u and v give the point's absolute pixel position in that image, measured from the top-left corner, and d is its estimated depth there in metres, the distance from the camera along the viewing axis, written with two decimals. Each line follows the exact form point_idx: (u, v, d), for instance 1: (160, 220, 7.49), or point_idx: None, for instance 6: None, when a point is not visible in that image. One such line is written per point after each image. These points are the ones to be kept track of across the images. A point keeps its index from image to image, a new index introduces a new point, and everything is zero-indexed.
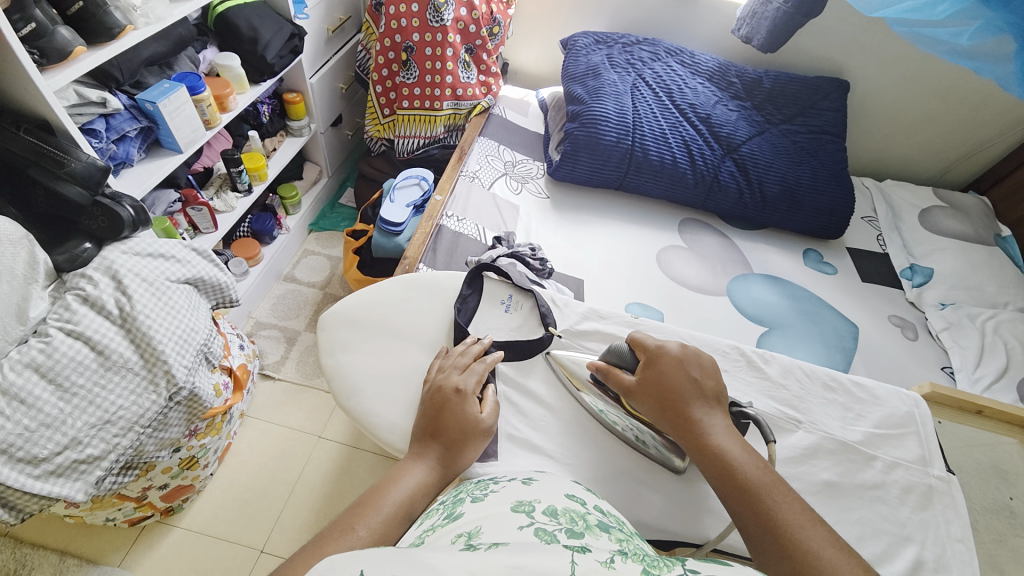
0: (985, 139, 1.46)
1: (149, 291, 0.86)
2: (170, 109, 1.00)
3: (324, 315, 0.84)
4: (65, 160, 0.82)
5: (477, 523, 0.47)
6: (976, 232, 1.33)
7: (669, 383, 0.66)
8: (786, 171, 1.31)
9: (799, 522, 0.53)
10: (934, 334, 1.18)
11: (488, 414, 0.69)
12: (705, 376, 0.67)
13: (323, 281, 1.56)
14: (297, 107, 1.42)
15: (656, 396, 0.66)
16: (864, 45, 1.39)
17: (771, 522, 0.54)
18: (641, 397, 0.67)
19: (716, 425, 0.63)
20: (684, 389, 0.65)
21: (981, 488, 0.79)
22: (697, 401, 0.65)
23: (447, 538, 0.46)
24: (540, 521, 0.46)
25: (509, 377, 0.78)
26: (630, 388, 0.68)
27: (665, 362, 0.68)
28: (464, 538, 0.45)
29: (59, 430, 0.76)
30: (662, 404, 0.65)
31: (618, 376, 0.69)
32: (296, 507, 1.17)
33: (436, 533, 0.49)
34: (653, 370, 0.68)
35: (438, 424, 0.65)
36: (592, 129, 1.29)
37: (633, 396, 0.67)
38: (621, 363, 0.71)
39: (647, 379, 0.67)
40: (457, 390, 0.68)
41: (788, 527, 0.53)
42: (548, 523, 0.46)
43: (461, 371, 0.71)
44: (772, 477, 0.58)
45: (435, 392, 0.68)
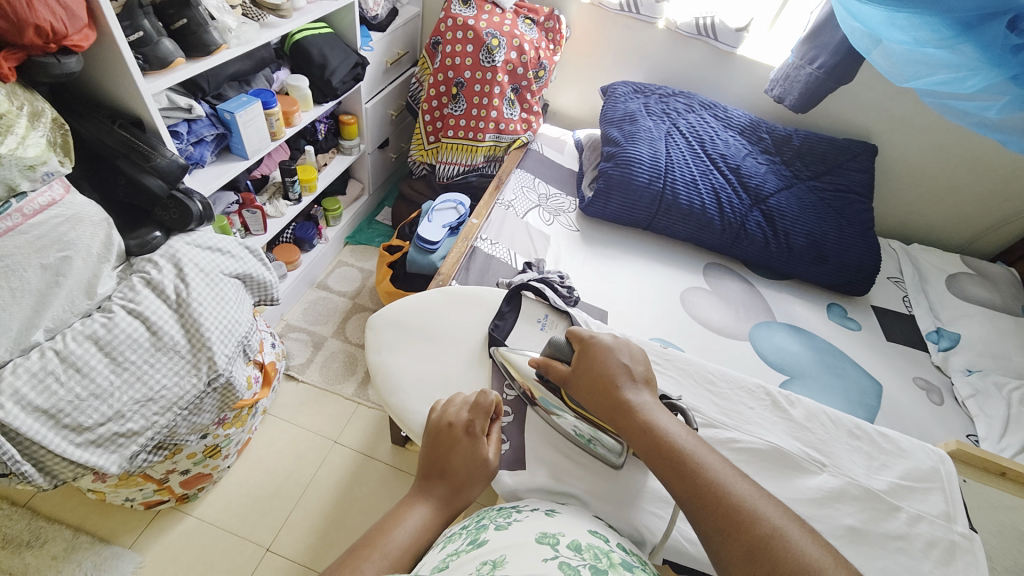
0: (1013, 211, 1.48)
1: (204, 281, 0.93)
2: (245, 120, 1.09)
3: (372, 317, 0.88)
4: (152, 155, 0.90)
5: (501, 552, 0.48)
6: (1003, 302, 1.33)
7: (601, 369, 0.67)
8: (812, 225, 1.35)
9: (731, 478, 0.55)
10: (960, 399, 1.16)
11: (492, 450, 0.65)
12: (637, 362, 0.68)
13: (354, 291, 1.62)
14: (350, 128, 1.53)
15: (587, 382, 0.67)
16: (892, 113, 1.45)
17: (702, 488, 0.55)
18: (576, 383, 0.68)
19: (644, 401, 0.64)
20: (615, 370, 0.66)
21: (1005, 550, 0.74)
22: (628, 382, 0.66)
23: (470, 566, 0.48)
24: (565, 555, 0.48)
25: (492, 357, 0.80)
26: (566, 377, 0.69)
27: (596, 348, 0.69)
28: (489, 567, 0.46)
29: (106, 401, 0.80)
30: (594, 389, 0.66)
31: (556, 368, 0.71)
32: (306, 510, 1.17)
33: (462, 557, 0.50)
34: (583, 355, 0.69)
35: (441, 464, 0.63)
36: (625, 170, 1.36)
37: (568, 384, 0.69)
38: (558, 355, 0.72)
39: (579, 366, 0.69)
40: (467, 430, 0.64)
41: (721, 490, 0.54)
42: (572, 558, 0.48)
43: (467, 407, 0.67)
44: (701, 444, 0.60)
45: (442, 430, 0.64)
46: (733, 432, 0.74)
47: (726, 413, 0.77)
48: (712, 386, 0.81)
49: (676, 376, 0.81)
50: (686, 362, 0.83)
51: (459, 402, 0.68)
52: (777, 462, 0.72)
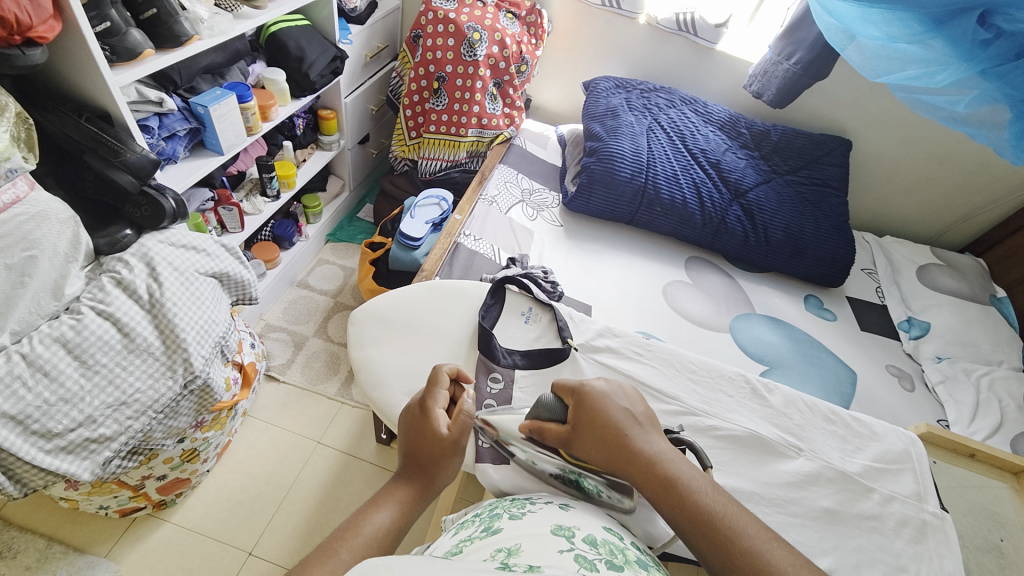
0: (980, 204, 1.53)
1: (178, 280, 0.90)
2: (219, 114, 1.06)
3: (355, 311, 0.87)
4: (121, 150, 0.87)
5: (516, 541, 0.48)
6: (971, 291, 1.38)
7: (608, 424, 0.62)
8: (790, 218, 1.38)
9: (759, 541, 0.55)
10: (930, 386, 1.21)
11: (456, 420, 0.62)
12: (635, 404, 0.65)
13: (336, 290, 1.60)
14: (329, 123, 1.50)
15: (595, 441, 0.61)
16: (866, 108, 1.49)
17: (736, 555, 0.53)
18: (581, 443, 0.62)
19: (663, 449, 0.61)
20: (621, 419, 0.62)
21: (972, 526, 0.78)
22: (638, 435, 0.61)
23: (484, 552, 0.48)
24: (580, 547, 0.48)
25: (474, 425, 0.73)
26: (569, 437, 0.63)
27: (595, 397, 0.64)
28: (503, 555, 0.46)
29: (76, 406, 0.78)
30: (604, 447, 0.61)
31: (554, 429, 0.64)
32: (289, 512, 1.15)
33: (475, 543, 0.51)
34: (582, 409, 0.64)
35: (406, 446, 0.63)
36: (608, 165, 1.36)
37: (574, 445, 0.62)
38: (552, 416, 0.66)
39: (581, 420, 0.63)
40: (423, 406, 0.63)
41: (754, 555, 0.53)
42: (587, 551, 0.48)
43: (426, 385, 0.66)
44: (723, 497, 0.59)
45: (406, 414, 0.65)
46: (713, 420, 0.75)
47: (707, 401, 0.78)
48: (693, 375, 0.81)
49: (658, 367, 0.81)
50: (669, 353, 0.83)
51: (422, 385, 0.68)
52: (755, 448, 0.73)
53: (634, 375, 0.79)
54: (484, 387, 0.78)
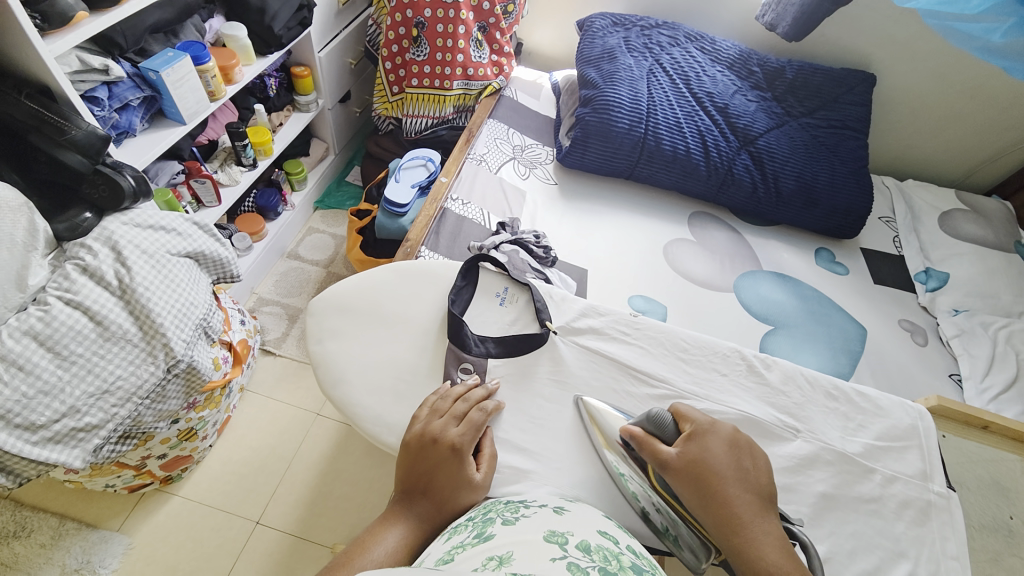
0: (1014, 140, 1.40)
1: (149, 263, 0.86)
2: (173, 79, 0.98)
3: (312, 301, 0.80)
4: (66, 127, 0.80)
5: (509, 547, 0.46)
6: (997, 238, 1.29)
7: (717, 474, 0.56)
8: (803, 166, 1.27)
9: None
10: (945, 340, 1.15)
11: (484, 470, 0.62)
12: (757, 471, 0.58)
13: (327, 260, 1.56)
14: (305, 81, 1.39)
15: (696, 481, 0.56)
16: (894, 36, 1.33)
17: None
18: (680, 477, 0.56)
19: (768, 532, 0.53)
20: (733, 474, 0.57)
21: (981, 505, 0.74)
22: (749, 501, 0.55)
23: (475, 560, 0.45)
24: (573, 554, 0.45)
25: (574, 409, 0.71)
26: (668, 463, 0.57)
27: (715, 442, 0.59)
28: (495, 563, 0.44)
29: (57, 397, 0.76)
30: (702, 494, 0.55)
31: (656, 447, 0.59)
32: (292, 483, 1.18)
33: (467, 551, 0.48)
34: (699, 449, 0.58)
35: (421, 478, 0.59)
36: (604, 115, 1.26)
37: (669, 472, 0.57)
38: (659, 434, 0.61)
39: (689, 454, 0.58)
40: (453, 448, 0.60)
41: None
42: (581, 559, 0.45)
43: (456, 420, 0.63)
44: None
45: (428, 445, 0.60)
46: (705, 402, 0.71)
47: (698, 382, 0.74)
48: (685, 355, 0.76)
49: (646, 347, 0.77)
50: (659, 329, 0.79)
51: (448, 412, 0.64)
52: (749, 431, 0.70)
53: (619, 357, 0.75)
54: (454, 379, 0.72)
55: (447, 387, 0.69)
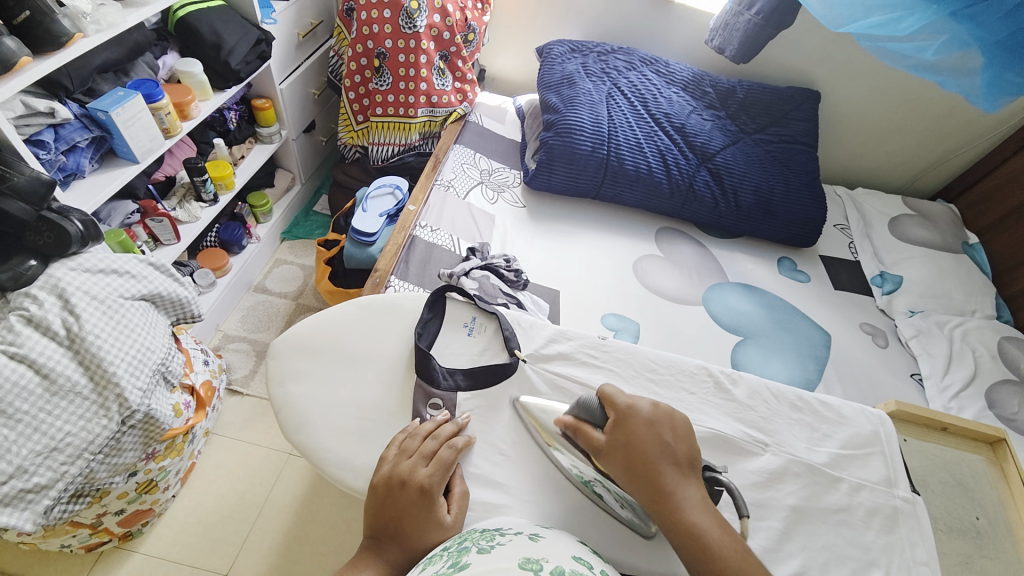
0: (951, 149, 1.49)
1: (100, 310, 0.82)
2: (124, 119, 0.95)
3: (274, 342, 0.78)
4: (8, 174, 0.77)
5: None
6: (944, 241, 1.36)
7: (640, 447, 0.59)
8: (759, 180, 1.33)
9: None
10: (903, 341, 1.20)
11: (455, 511, 0.60)
12: (679, 441, 0.60)
13: (296, 292, 1.52)
14: (266, 113, 1.38)
15: (623, 459, 0.59)
16: (833, 56, 1.41)
17: None
18: (611, 457, 0.60)
19: (688, 497, 0.56)
20: (657, 452, 0.59)
21: (948, 506, 0.76)
22: (671, 467, 0.58)
23: None
24: None
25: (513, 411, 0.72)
26: (600, 448, 0.61)
27: (635, 422, 0.61)
28: None
29: (3, 458, 0.72)
30: (632, 468, 0.58)
31: (588, 433, 0.62)
32: (265, 529, 1.12)
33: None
34: (622, 430, 0.61)
35: (389, 520, 0.58)
36: (567, 139, 1.28)
37: (602, 457, 0.61)
38: (591, 419, 0.64)
39: (616, 438, 0.60)
40: (422, 490, 0.59)
41: None
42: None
43: (424, 460, 0.62)
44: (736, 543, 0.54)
45: (395, 488, 0.59)
46: None
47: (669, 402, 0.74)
48: (653, 375, 0.77)
49: (616, 369, 0.77)
50: (628, 351, 0.79)
51: (416, 451, 0.63)
52: (720, 448, 0.70)
53: (591, 382, 0.75)
54: (424, 416, 0.70)
55: (416, 424, 0.67)
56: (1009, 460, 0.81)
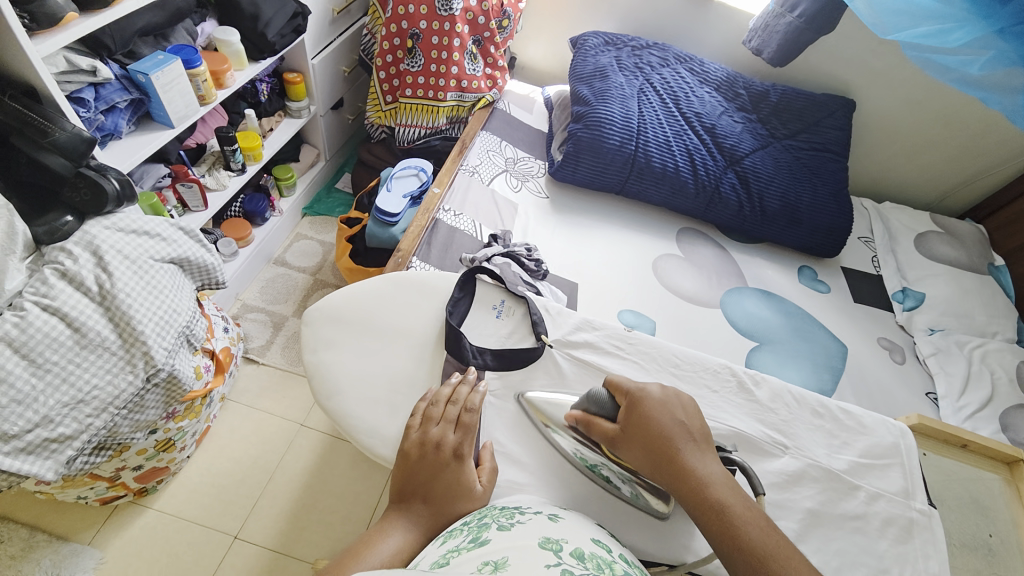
0: (984, 167, 1.45)
1: (131, 269, 0.84)
2: (163, 82, 0.96)
3: (308, 309, 0.79)
4: (49, 129, 0.78)
5: (504, 552, 0.46)
6: (970, 260, 1.33)
7: (655, 431, 0.60)
8: (787, 186, 1.31)
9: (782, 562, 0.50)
10: (921, 358, 1.19)
11: (483, 479, 0.62)
12: (691, 418, 0.62)
13: (314, 267, 1.54)
14: (297, 87, 1.38)
15: (641, 445, 0.60)
16: (872, 65, 1.39)
17: None
18: (627, 446, 0.60)
19: (714, 473, 0.57)
20: (671, 433, 0.59)
21: (962, 523, 0.76)
22: (688, 448, 0.59)
23: (471, 565, 0.45)
24: (567, 562, 0.44)
25: (516, 406, 0.72)
26: (615, 437, 0.61)
27: (648, 405, 0.62)
28: (489, 568, 0.43)
29: (31, 406, 0.74)
30: (650, 453, 0.59)
31: (600, 425, 0.63)
32: (274, 495, 1.15)
33: (462, 556, 0.48)
34: (633, 416, 0.61)
35: (420, 482, 0.60)
36: (596, 132, 1.28)
37: (619, 446, 0.61)
38: (600, 412, 0.64)
39: (630, 425, 0.61)
40: (455, 455, 0.61)
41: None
42: (575, 566, 0.44)
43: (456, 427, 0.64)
44: (766, 525, 0.54)
45: (428, 451, 0.61)
46: None
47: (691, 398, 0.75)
48: (676, 370, 0.77)
49: (640, 362, 0.77)
50: (652, 345, 0.79)
51: (442, 418, 0.64)
52: (739, 447, 0.71)
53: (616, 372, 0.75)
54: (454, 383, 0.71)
55: (436, 391, 0.67)
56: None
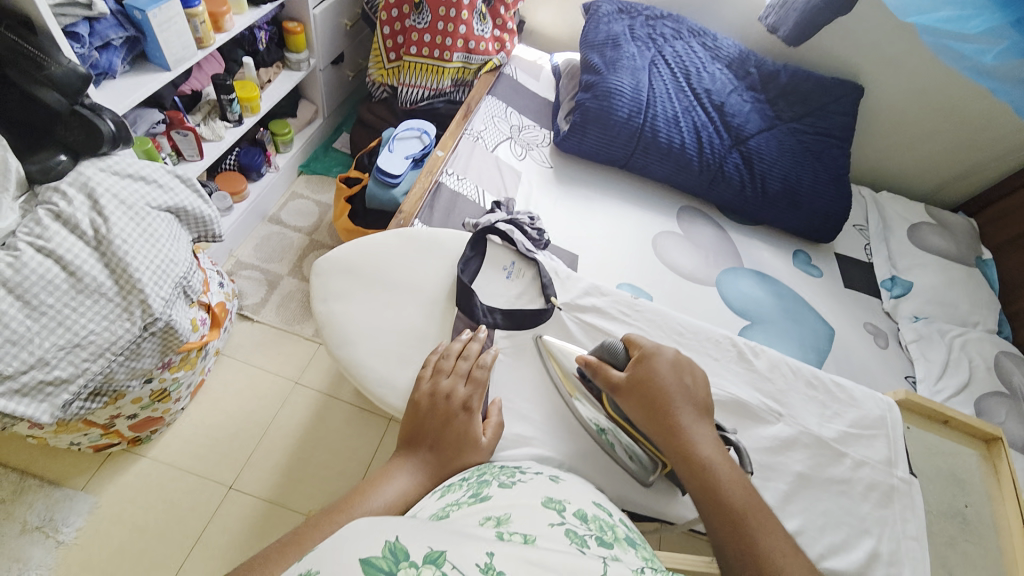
0: (982, 160, 1.47)
1: (128, 215, 0.81)
2: (160, 21, 0.92)
3: (317, 261, 0.80)
4: (45, 62, 0.74)
5: (506, 509, 0.47)
6: (959, 252, 1.37)
7: (659, 387, 0.62)
8: (789, 170, 1.31)
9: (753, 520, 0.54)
10: (903, 343, 1.23)
11: (489, 433, 0.64)
12: (698, 388, 0.64)
13: (311, 226, 1.51)
14: (297, 38, 1.33)
15: (642, 397, 0.62)
16: (884, 49, 1.38)
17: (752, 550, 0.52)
18: (629, 396, 0.62)
19: (705, 434, 0.60)
20: (674, 391, 0.62)
21: (940, 492, 0.81)
22: (686, 407, 0.61)
23: (473, 518, 0.46)
24: (571, 522, 0.46)
25: (534, 347, 0.75)
26: (618, 385, 0.63)
27: (659, 362, 0.64)
28: (492, 522, 0.44)
29: (26, 348, 0.73)
30: (648, 406, 0.61)
31: (607, 372, 0.65)
32: (269, 449, 1.16)
33: (462, 509, 0.49)
34: (640, 370, 0.63)
35: (429, 429, 0.61)
36: (604, 103, 1.26)
37: (619, 393, 0.63)
38: (612, 361, 0.66)
39: (636, 377, 0.63)
40: (464, 406, 0.63)
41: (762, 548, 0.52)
42: (577, 526, 0.46)
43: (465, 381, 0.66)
44: (747, 487, 0.57)
45: (438, 402, 0.63)
46: None
47: None
48: (680, 338, 0.79)
49: (645, 328, 0.79)
50: (657, 313, 0.80)
51: (452, 372, 0.66)
52: (736, 413, 0.73)
53: (621, 337, 0.77)
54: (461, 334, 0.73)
55: (447, 345, 0.69)
56: (1001, 457, 0.84)
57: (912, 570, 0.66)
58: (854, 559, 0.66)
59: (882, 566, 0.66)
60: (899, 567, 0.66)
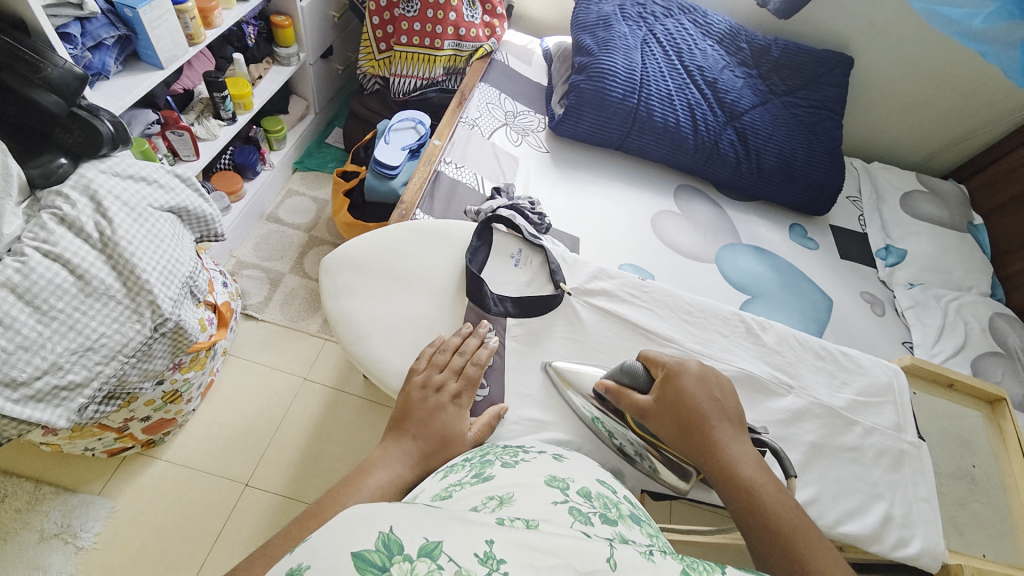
0: (971, 128, 1.48)
1: (131, 217, 0.81)
2: (151, 19, 0.91)
3: (324, 258, 0.80)
4: (41, 64, 0.75)
5: (509, 489, 0.47)
6: (951, 219, 1.39)
7: (689, 404, 0.62)
8: (784, 144, 1.32)
9: (798, 534, 0.53)
10: (900, 311, 1.25)
11: (476, 428, 0.65)
12: (726, 399, 0.64)
13: (309, 224, 1.51)
14: (286, 32, 1.31)
15: (673, 418, 0.62)
16: (873, 20, 1.39)
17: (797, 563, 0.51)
18: (658, 419, 0.63)
19: (744, 451, 0.59)
20: (706, 410, 0.62)
21: (948, 455, 0.83)
22: (720, 424, 0.61)
23: (474, 501, 0.46)
24: (574, 500, 0.46)
25: (543, 373, 0.73)
26: (646, 409, 0.64)
27: (685, 379, 0.64)
28: (495, 503, 0.45)
29: (38, 353, 0.72)
30: (682, 427, 0.62)
31: (632, 396, 0.65)
32: (282, 445, 1.17)
33: (464, 490, 0.49)
34: (668, 388, 0.64)
35: (416, 420, 0.63)
36: (599, 84, 1.26)
37: (648, 417, 0.64)
38: (633, 383, 0.67)
39: (664, 399, 0.64)
40: (452, 399, 0.65)
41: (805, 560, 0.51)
42: (581, 504, 0.47)
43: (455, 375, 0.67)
44: (792, 507, 0.56)
45: (426, 395, 0.64)
46: (710, 359, 0.76)
47: (703, 341, 0.78)
48: (688, 316, 0.80)
49: (655, 309, 0.80)
50: (666, 293, 0.82)
51: (445, 366, 0.67)
52: (748, 386, 0.75)
53: (630, 317, 0.78)
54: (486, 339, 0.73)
55: (443, 339, 0.70)
56: (1006, 417, 0.87)
57: (924, 530, 0.69)
58: (869, 522, 0.68)
59: (896, 527, 0.69)
60: (912, 528, 0.69)
